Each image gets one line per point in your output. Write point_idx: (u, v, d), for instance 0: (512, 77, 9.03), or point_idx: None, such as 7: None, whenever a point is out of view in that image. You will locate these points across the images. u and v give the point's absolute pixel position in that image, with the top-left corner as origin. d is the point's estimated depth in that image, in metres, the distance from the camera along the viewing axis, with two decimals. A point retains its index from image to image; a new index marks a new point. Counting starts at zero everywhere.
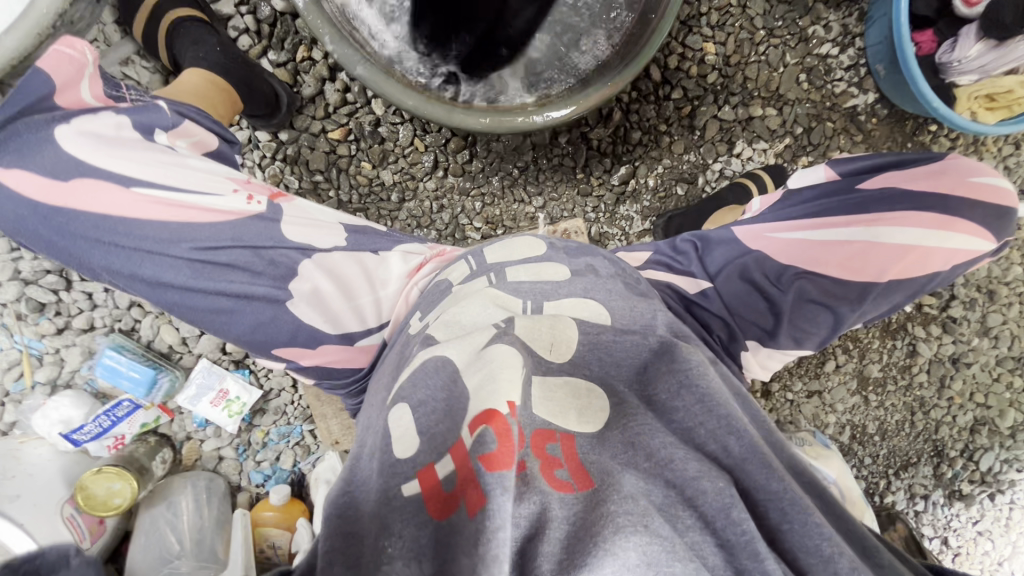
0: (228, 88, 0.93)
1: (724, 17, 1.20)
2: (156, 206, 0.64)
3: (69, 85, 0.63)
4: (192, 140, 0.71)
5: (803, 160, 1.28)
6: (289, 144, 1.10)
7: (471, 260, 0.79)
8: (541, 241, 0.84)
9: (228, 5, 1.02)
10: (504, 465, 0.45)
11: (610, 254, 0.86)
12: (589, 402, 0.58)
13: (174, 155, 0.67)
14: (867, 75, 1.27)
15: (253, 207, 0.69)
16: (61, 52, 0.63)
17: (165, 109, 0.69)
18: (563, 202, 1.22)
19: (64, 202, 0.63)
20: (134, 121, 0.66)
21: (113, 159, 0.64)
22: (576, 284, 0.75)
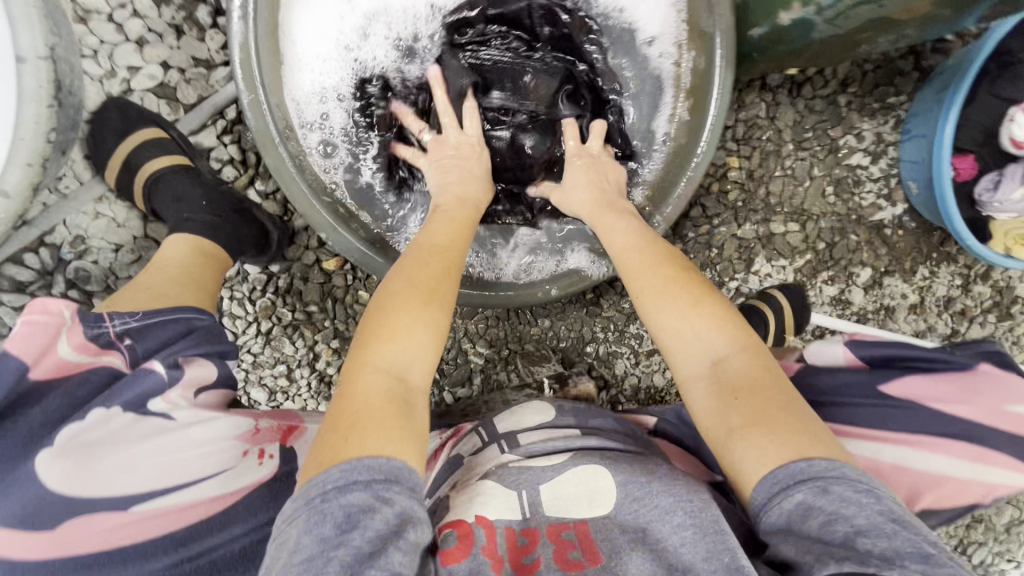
0: (215, 250, 0.86)
1: (751, 129, 1.11)
2: (158, 515, 0.62)
3: (44, 355, 0.59)
4: (187, 384, 0.68)
5: (823, 274, 1.22)
6: (281, 274, 1.03)
7: (484, 432, 0.92)
8: (551, 406, 0.95)
9: (210, 136, 0.92)
10: (454, 559, 0.68)
11: (618, 417, 0.93)
12: (595, 490, 0.76)
13: (175, 431, 0.66)
14: (897, 187, 1.19)
15: (267, 468, 0.72)
16: (33, 320, 0.59)
17: (160, 368, 0.66)
18: (570, 323, 1.16)
19: (39, 557, 0.57)
20: (125, 401, 0.63)
21: (102, 471, 0.60)
22: (588, 439, 0.86)
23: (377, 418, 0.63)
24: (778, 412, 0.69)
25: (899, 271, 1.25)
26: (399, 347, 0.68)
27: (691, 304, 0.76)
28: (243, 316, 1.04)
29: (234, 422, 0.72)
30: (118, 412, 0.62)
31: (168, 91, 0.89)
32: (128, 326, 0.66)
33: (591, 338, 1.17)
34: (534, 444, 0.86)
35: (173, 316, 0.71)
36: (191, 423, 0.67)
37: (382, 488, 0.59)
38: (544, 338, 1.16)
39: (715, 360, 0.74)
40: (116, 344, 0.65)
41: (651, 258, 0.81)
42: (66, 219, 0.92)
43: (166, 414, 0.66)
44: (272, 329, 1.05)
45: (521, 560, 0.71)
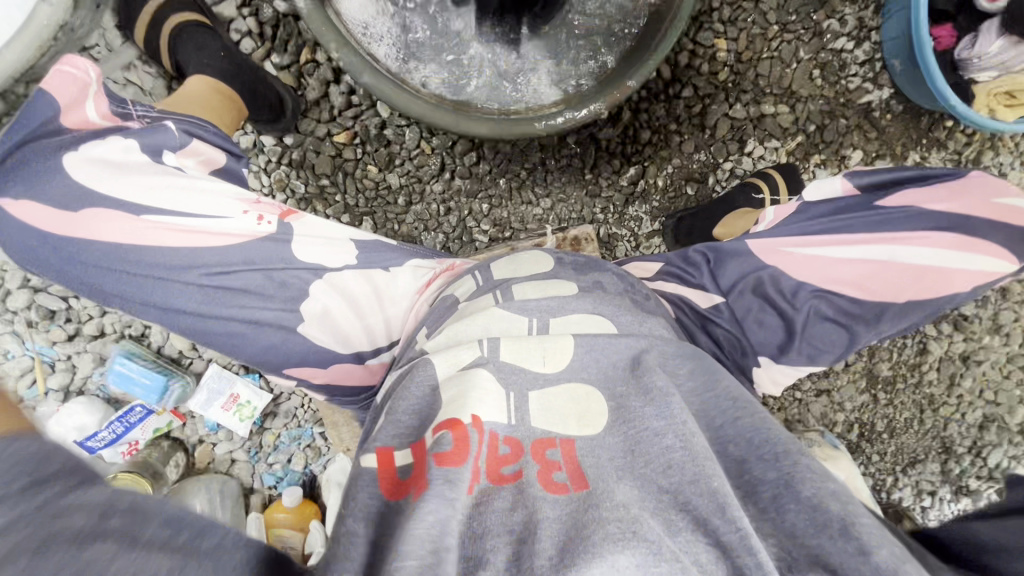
0: (232, 94, 0.92)
1: (737, 12, 1.17)
2: (165, 232, 0.64)
3: (74, 105, 0.64)
4: (200, 159, 0.71)
5: (816, 158, 1.26)
6: (294, 148, 1.09)
7: (478, 274, 0.80)
8: (548, 257, 0.87)
9: (230, 7, 1.00)
10: (456, 463, 0.48)
11: (618, 268, 0.88)
12: (588, 406, 0.57)
13: (186, 175, 0.67)
14: (882, 70, 1.24)
15: (269, 228, 0.69)
16: (64, 72, 0.64)
17: (174, 129, 0.68)
18: (572, 204, 1.21)
19: (73, 232, 0.62)
20: (143, 143, 0.65)
21: (120, 185, 0.63)
22: (585, 300, 0.74)
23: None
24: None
25: (890, 156, 1.29)
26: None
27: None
28: (259, 189, 1.09)
29: (238, 188, 0.70)
30: (135, 150, 0.64)
31: None
32: (149, 112, 0.71)
33: (592, 219, 1.22)
34: (528, 296, 0.74)
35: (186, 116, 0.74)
36: (198, 178, 0.67)
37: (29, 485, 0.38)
38: (547, 220, 1.20)
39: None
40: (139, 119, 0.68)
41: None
42: None
43: (176, 167, 0.67)
44: (286, 202, 1.10)
45: (499, 470, 0.52)
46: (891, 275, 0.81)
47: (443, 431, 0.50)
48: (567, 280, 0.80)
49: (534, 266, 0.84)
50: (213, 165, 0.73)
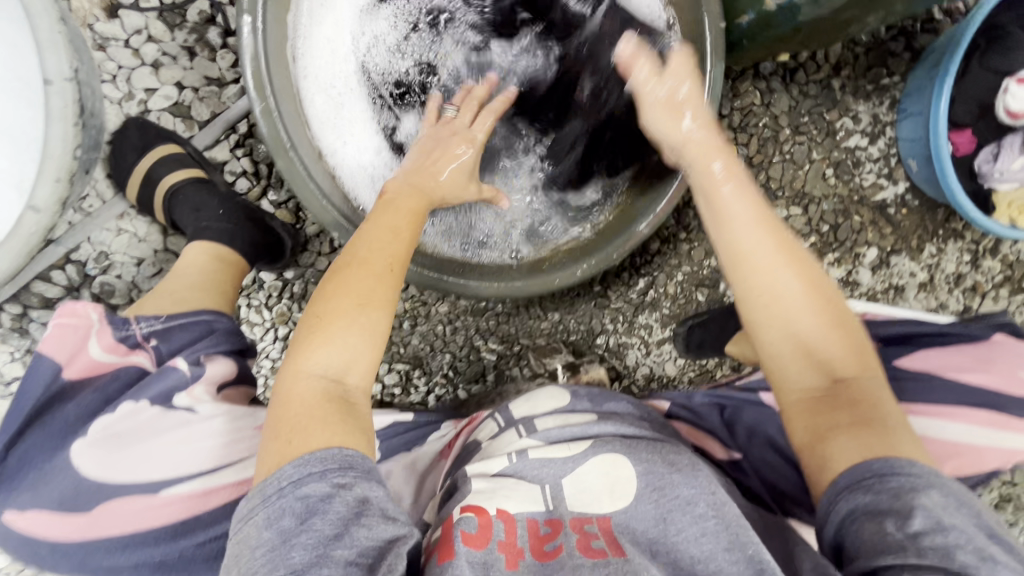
0: (232, 255, 0.89)
1: (748, 117, 1.12)
2: (192, 500, 0.61)
3: (76, 356, 0.62)
4: (208, 380, 0.66)
5: (829, 256, 1.22)
6: (295, 280, 1.06)
7: (499, 417, 0.88)
8: (564, 392, 0.89)
9: (224, 151, 0.96)
10: (478, 545, 0.66)
11: (631, 399, 0.91)
12: (617, 481, 0.72)
13: (196, 420, 0.63)
14: (898, 165, 1.20)
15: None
16: (64, 323, 0.62)
17: (179, 365, 0.64)
18: (580, 316, 1.18)
19: (89, 531, 0.59)
20: (149, 397, 0.63)
21: (122, 468, 0.60)
22: (605, 423, 0.82)
23: (317, 418, 0.62)
24: (850, 417, 0.64)
25: (906, 250, 1.26)
26: (335, 349, 0.66)
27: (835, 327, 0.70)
28: (261, 323, 1.07)
29: (256, 411, 0.68)
30: (143, 408, 0.62)
31: (183, 110, 0.93)
32: (152, 328, 0.66)
33: (601, 329, 1.19)
34: (551, 427, 0.81)
35: (189, 317, 0.69)
36: (215, 416, 0.64)
37: (337, 475, 0.59)
38: (555, 332, 1.18)
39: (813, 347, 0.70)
40: (142, 344, 0.65)
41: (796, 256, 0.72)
42: (91, 236, 0.96)
43: (189, 408, 0.64)
44: (290, 334, 1.08)
45: (543, 548, 0.68)
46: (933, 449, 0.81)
47: (469, 515, 0.68)
48: (584, 413, 0.84)
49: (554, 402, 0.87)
50: (228, 381, 0.68)
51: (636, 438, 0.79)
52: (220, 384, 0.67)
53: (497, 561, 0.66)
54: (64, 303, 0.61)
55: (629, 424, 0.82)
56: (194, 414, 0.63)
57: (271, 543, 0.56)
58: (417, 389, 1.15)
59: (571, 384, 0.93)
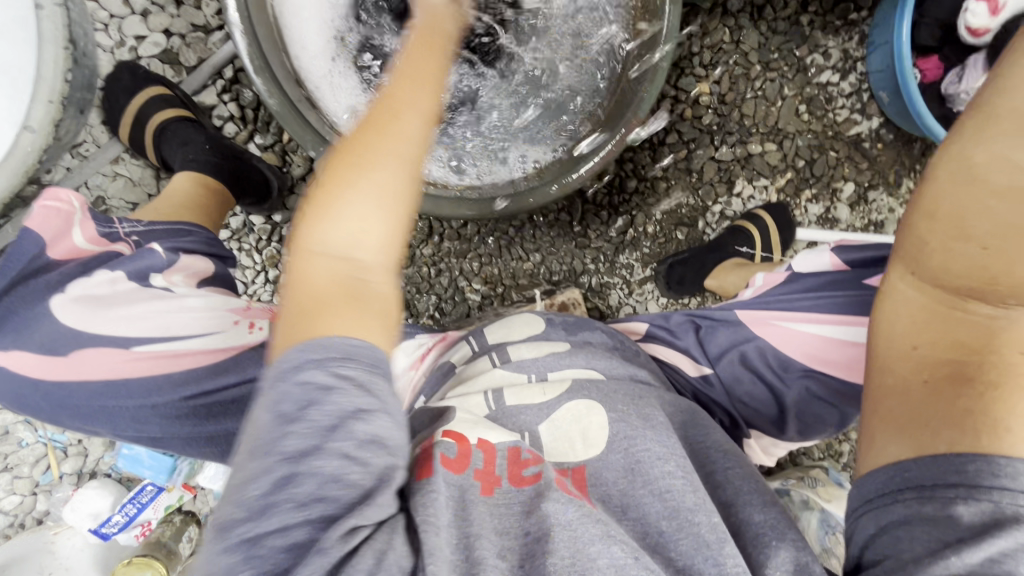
0: (219, 187, 0.93)
1: (717, 55, 1.15)
2: (159, 361, 0.65)
3: (59, 238, 0.65)
4: (188, 272, 0.72)
5: (806, 193, 1.24)
6: (283, 224, 1.11)
7: (472, 341, 0.84)
8: (538, 317, 0.85)
9: (211, 96, 1.01)
10: (458, 469, 0.55)
11: (606, 326, 0.87)
12: (589, 424, 0.66)
13: (174, 297, 0.68)
14: (870, 100, 1.22)
15: (255, 335, 0.72)
16: (47, 205, 0.65)
17: (159, 251, 0.70)
18: (561, 256, 1.21)
19: (64, 376, 0.64)
20: (128, 271, 0.67)
21: (101, 318, 0.64)
22: (577, 356, 0.76)
23: (335, 306, 0.49)
24: (955, 367, 0.47)
25: (883, 185, 1.27)
26: (350, 222, 0.52)
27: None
28: (252, 266, 1.11)
29: (228, 298, 0.73)
30: (120, 280, 0.66)
31: (172, 56, 0.98)
32: (134, 227, 0.72)
33: (582, 270, 1.22)
34: (524, 356, 0.77)
35: (170, 226, 0.76)
36: (191, 298, 0.69)
37: (338, 364, 0.46)
38: (536, 273, 1.21)
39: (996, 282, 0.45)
40: (124, 239, 0.70)
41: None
42: (88, 181, 1.01)
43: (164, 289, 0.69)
44: (279, 277, 1.12)
45: (522, 474, 0.58)
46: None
47: (448, 440, 0.58)
48: (559, 342, 0.80)
49: (526, 331, 0.83)
50: (206, 278, 0.74)
51: (608, 372, 0.75)
52: (198, 281, 0.73)
53: (472, 489, 0.55)
54: (51, 186, 0.64)
55: (602, 358, 0.77)
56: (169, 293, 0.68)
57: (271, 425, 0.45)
58: None
59: (544, 312, 0.90)
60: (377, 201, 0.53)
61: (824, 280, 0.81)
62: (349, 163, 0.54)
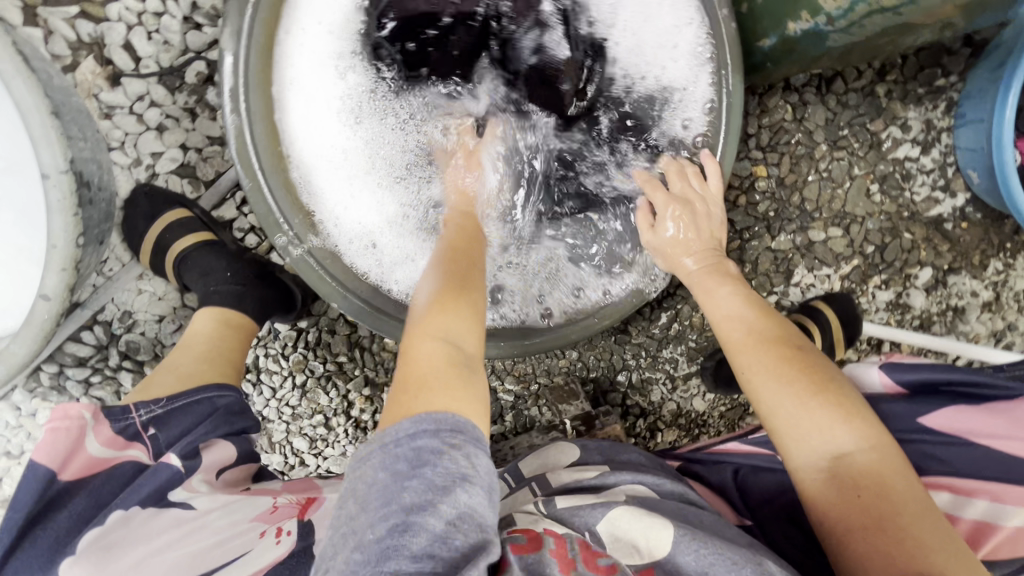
0: (240, 319, 0.89)
1: (778, 135, 1.03)
2: None
3: (74, 455, 0.62)
4: (206, 470, 0.69)
5: (876, 279, 1.11)
6: (309, 329, 1.07)
7: (509, 479, 0.82)
8: (574, 445, 0.83)
9: (231, 208, 0.96)
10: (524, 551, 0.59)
11: (643, 451, 0.83)
12: (652, 522, 0.60)
13: (195, 516, 0.63)
14: (956, 176, 1.07)
15: (285, 545, 0.65)
16: (56, 426, 0.61)
17: (176, 463, 0.67)
18: (600, 352, 1.13)
19: None
20: (144, 496, 0.62)
21: (114, 574, 0.55)
22: (623, 471, 0.74)
23: (440, 378, 0.56)
24: (867, 521, 0.55)
25: (966, 267, 1.13)
26: (454, 321, 0.62)
27: (809, 402, 0.61)
28: (279, 371, 1.08)
29: (252, 501, 0.69)
30: (136, 510, 0.61)
31: (189, 171, 0.94)
32: (153, 414, 0.69)
33: (623, 365, 1.13)
34: (565, 480, 0.75)
35: (197, 398, 0.73)
36: (210, 510, 0.65)
37: (449, 436, 0.52)
38: (573, 369, 1.13)
39: (830, 446, 0.59)
40: (141, 436, 0.67)
41: (763, 335, 0.67)
42: (114, 298, 0.99)
43: (184, 502, 0.64)
44: (307, 381, 1.09)
45: (594, 558, 0.58)
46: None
47: (517, 532, 0.62)
48: (598, 466, 0.77)
49: (562, 460, 0.81)
50: (225, 465, 0.72)
51: (657, 489, 0.71)
52: (217, 470, 0.72)
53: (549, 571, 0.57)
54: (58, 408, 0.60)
55: (647, 473, 0.74)
56: (191, 508, 0.64)
57: (385, 485, 0.50)
58: None
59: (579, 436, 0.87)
60: (463, 333, 0.62)
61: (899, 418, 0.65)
62: (446, 318, 0.63)
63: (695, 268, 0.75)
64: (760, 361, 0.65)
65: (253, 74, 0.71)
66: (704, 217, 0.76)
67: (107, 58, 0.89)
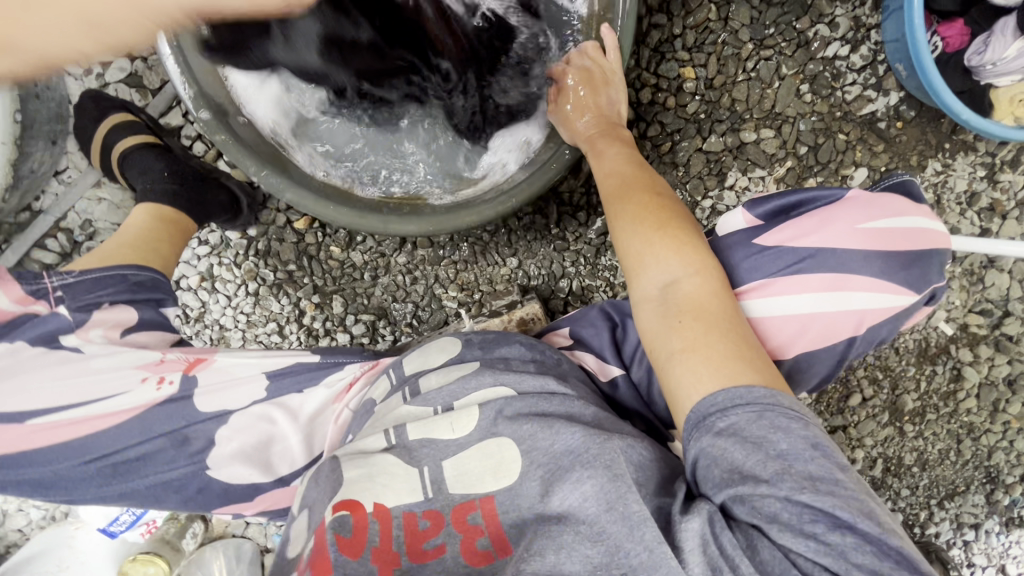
0: (174, 215, 0.95)
1: (703, 35, 1.05)
2: (61, 428, 0.71)
3: None
4: (108, 325, 0.74)
5: (811, 182, 1.12)
6: (258, 238, 1.13)
7: (392, 372, 0.77)
8: (454, 341, 0.76)
9: (177, 116, 1.03)
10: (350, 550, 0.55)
11: (527, 338, 0.77)
12: (501, 459, 0.61)
13: (80, 359, 0.72)
14: (888, 73, 1.08)
15: (164, 391, 0.74)
16: None
17: (67, 315, 0.72)
18: (540, 260, 1.16)
19: None
20: (35, 337, 0.71)
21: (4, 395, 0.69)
22: (486, 373, 0.69)
23: None
24: (685, 343, 0.58)
25: (904, 168, 1.13)
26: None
27: (651, 236, 0.65)
28: (232, 280, 1.14)
29: (140, 352, 0.75)
30: (27, 346, 0.70)
31: (136, 80, 1.00)
32: (65, 280, 0.73)
33: (562, 273, 1.17)
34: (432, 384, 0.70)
35: (110, 271, 0.77)
36: (94, 355, 0.72)
37: None
38: (514, 277, 1.17)
39: (663, 275, 0.63)
40: (46, 295, 0.71)
41: (629, 186, 0.71)
42: (74, 206, 1.06)
43: (76, 348, 0.72)
44: (259, 289, 1.15)
45: (422, 545, 0.58)
46: (831, 321, 0.62)
47: (342, 515, 0.57)
48: (470, 363, 0.72)
49: (438, 359, 0.75)
50: (128, 327, 0.76)
51: (520, 386, 0.67)
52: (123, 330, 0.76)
53: (369, 574, 0.55)
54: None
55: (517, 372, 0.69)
56: (78, 352, 0.72)
57: None
58: (383, 338, 1.18)
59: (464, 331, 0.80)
60: None
61: (746, 249, 0.65)
62: None
63: (586, 131, 0.80)
64: (623, 209, 0.70)
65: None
66: (595, 95, 0.80)
67: None
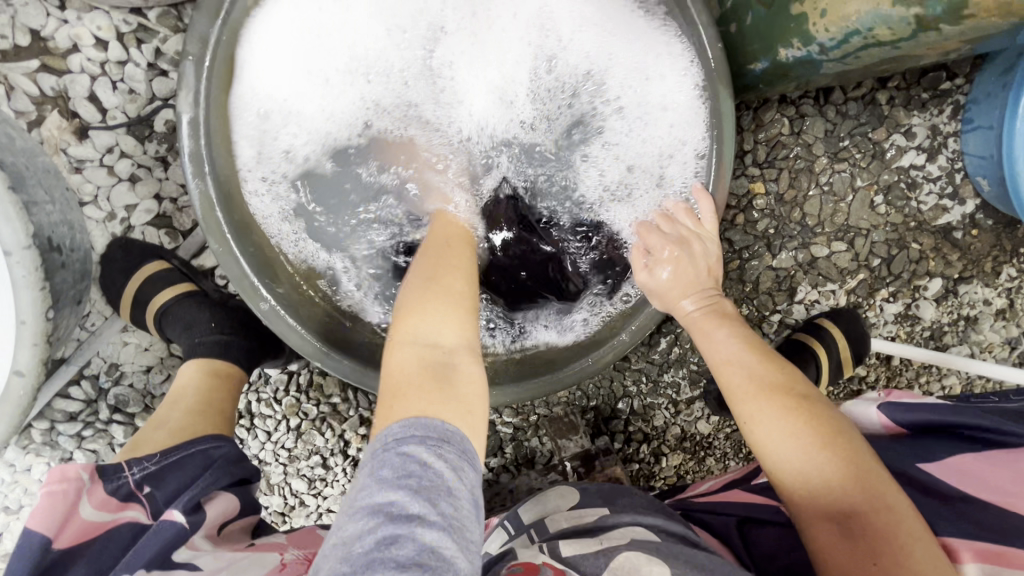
0: (227, 368, 0.86)
1: (775, 150, 0.98)
2: None
3: (67, 522, 0.61)
4: (219, 518, 0.69)
5: (883, 292, 1.07)
6: (300, 371, 1.05)
7: (511, 524, 0.79)
8: (573, 488, 0.82)
9: (211, 257, 0.94)
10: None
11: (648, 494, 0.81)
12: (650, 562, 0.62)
13: (202, 575, 0.62)
14: (966, 182, 1.02)
15: None
16: (53, 491, 0.61)
17: (180, 518, 0.64)
18: (598, 380, 1.10)
19: None
20: (148, 558, 0.61)
21: None
22: (623, 514, 0.73)
23: (417, 386, 0.55)
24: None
25: (977, 275, 1.08)
26: (435, 324, 0.60)
27: (818, 452, 0.58)
28: (272, 415, 1.06)
29: (262, 556, 0.69)
30: (141, 575, 0.59)
31: (166, 221, 0.91)
32: (146, 472, 0.67)
33: (622, 392, 1.10)
34: (565, 528, 0.73)
35: (193, 451, 0.72)
36: (216, 569, 0.63)
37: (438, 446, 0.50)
38: (573, 399, 1.10)
39: (840, 502, 0.56)
40: (136, 495, 0.66)
41: (768, 379, 0.64)
42: (99, 353, 0.97)
43: (189, 562, 0.63)
44: (301, 424, 1.07)
45: None
46: None
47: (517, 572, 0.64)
48: (597, 510, 0.76)
49: (563, 506, 0.79)
50: (230, 516, 0.71)
51: (661, 528, 0.70)
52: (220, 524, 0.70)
53: None
54: (51, 470, 0.61)
55: (647, 513, 0.73)
56: (197, 569, 0.62)
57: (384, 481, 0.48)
58: None
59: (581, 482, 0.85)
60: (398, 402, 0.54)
61: None
62: None
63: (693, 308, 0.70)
64: (766, 410, 0.61)
65: (212, 114, 0.68)
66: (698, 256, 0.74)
67: (72, 110, 0.85)
